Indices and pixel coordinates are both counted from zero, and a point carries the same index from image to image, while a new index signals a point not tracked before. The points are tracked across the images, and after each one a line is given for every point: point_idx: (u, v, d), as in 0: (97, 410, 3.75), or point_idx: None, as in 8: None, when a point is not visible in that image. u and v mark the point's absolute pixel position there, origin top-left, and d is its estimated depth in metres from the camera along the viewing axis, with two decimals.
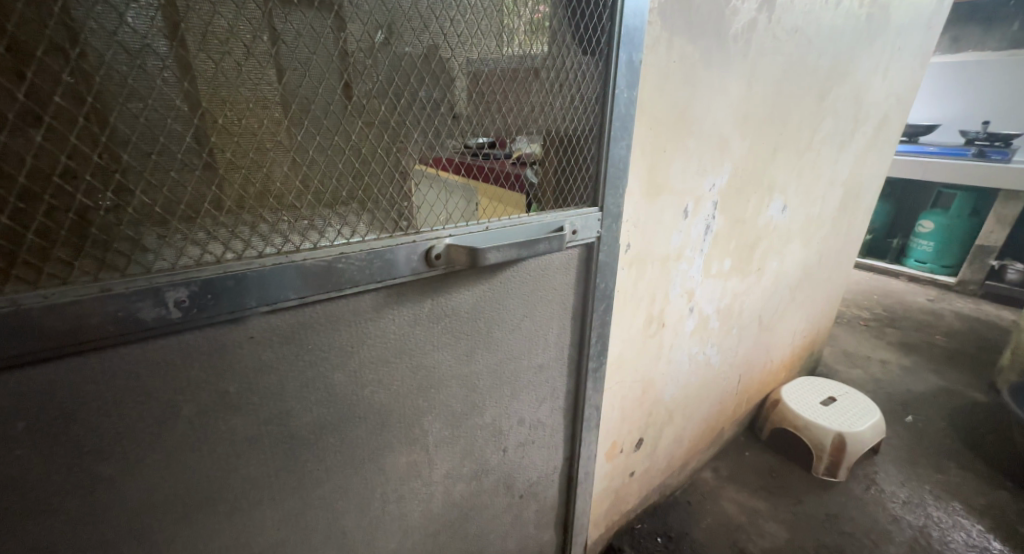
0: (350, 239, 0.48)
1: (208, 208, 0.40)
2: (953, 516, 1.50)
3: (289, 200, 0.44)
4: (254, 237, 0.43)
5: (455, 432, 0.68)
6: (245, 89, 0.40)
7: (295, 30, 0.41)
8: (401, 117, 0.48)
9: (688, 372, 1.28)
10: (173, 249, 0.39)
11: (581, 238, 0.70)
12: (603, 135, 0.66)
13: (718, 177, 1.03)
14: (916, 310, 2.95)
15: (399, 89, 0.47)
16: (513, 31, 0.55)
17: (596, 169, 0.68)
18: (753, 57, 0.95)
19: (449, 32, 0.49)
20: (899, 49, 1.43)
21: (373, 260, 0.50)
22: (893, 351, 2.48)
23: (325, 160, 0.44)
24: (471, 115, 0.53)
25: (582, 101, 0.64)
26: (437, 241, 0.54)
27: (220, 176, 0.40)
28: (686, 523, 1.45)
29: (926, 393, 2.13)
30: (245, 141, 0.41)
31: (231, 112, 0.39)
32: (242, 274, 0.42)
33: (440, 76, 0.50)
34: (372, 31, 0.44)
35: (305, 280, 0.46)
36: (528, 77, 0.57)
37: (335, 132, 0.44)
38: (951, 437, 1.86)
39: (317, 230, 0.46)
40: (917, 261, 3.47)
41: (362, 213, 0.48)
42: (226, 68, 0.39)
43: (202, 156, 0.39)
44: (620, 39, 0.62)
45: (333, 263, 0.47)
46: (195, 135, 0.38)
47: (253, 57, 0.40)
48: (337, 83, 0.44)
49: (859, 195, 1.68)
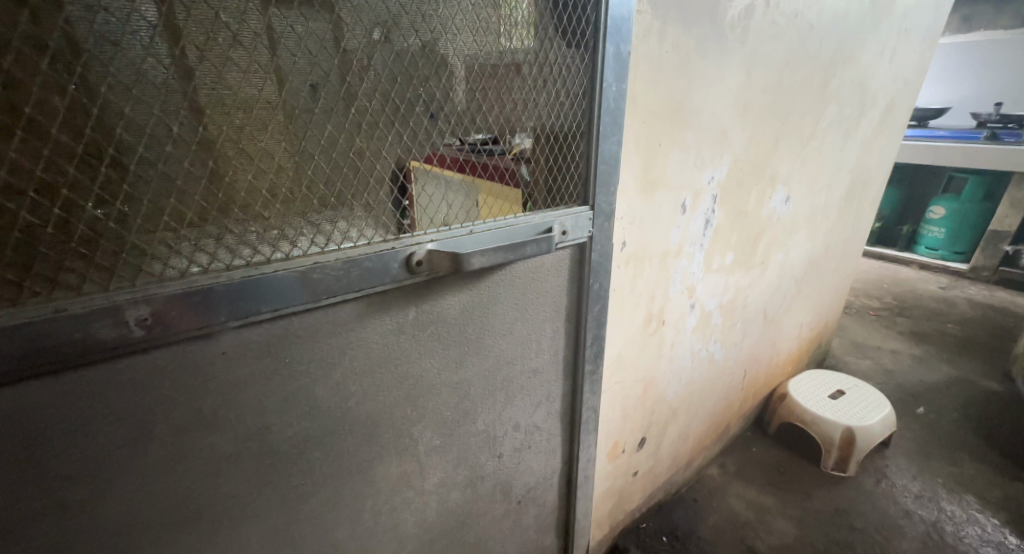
0: (326, 248, 0.46)
1: (168, 222, 0.38)
2: (967, 510, 1.47)
3: (257, 209, 0.42)
4: (220, 249, 0.41)
5: (447, 440, 0.67)
6: (201, 93, 0.38)
7: (258, 29, 0.39)
8: (376, 118, 0.46)
9: (691, 369, 1.26)
10: (134, 265, 0.38)
11: (572, 239, 0.68)
12: (592, 132, 0.64)
13: (716, 170, 1.00)
14: (928, 298, 2.90)
15: (370, 89, 0.45)
16: (492, 24, 0.53)
17: (586, 168, 0.66)
18: (751, 45, 0.92)
19: (422, 28, 0.47)
20: (906, 30, 1.38)
21: (351, 268, 0.48)
22: (904, 341, 2.44)
23: (293, 166, 0.43)
24: (450, 115, 0.51)
25: (569, 96, 0.61)
26: (419, 246, 0.52)
27: (179, 187, 0.38)
28: (693, 521, 1.43)
29: (938, 383, 2.09)
30: (204, 148, 0.39)
31: (185, 119, 0.38)
32: (210, 289, 0.40)
33: (417, 74, 0.48)
34: (338, 28, 0.42)
35: (278, 292, 0.44)
36: (510, 72, 0.55)
37: (302, 136, 0.42)
38: (964, 428, 1.83)
39: (289, 239, 0.44)
40: (928, 248, 3.41)
41: (338, 220, 0.47)
42: (177, 72, 0.37)
43: (158, 167, 0.37)
44: (606, 30, 0.59)
45: (308, 274, 0.45)
46: (149, 144, 0.36)
47: (208, 60, 0.38)
48: (301, 84, 0.42)
49: (866, 183, 1.64)
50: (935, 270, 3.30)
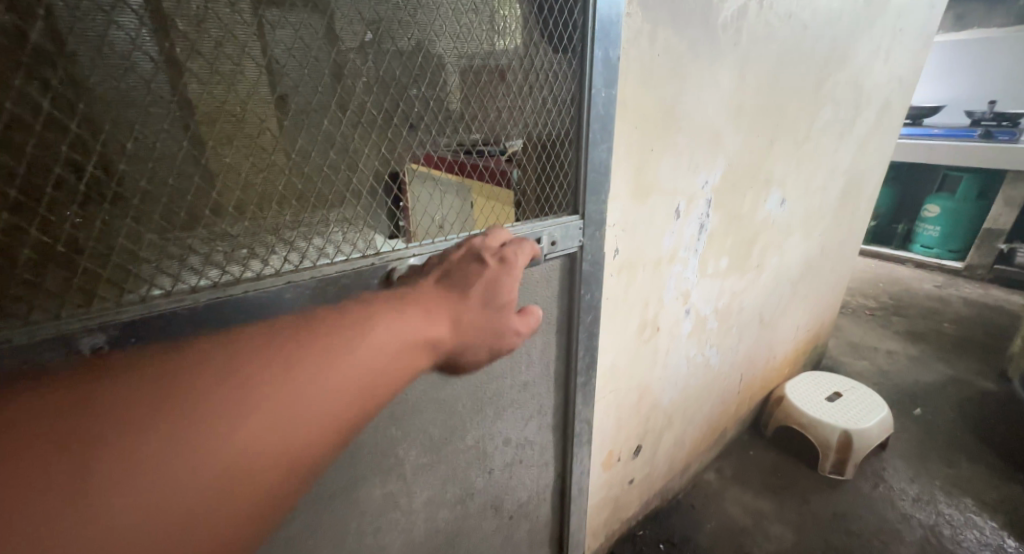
0: (300, 266, 0.44)
1: (125, 244, 0.36)
2: (965, 513, 1.46)
3: (222, 227, 0.40)
4: (183, 270, 0.39)
5: (434, 458, 0.65)
6: (156, 105, 0.36)
7: (218, 35, 0.37)
8: (351, 130, 0.44)
9: (687, 375, 1.24)
10: (88, 291, 0.36)
11: (561, 249, 0.65)
12: (581, 138, 0.62)
13: (710, 174, 0.98)
14: (923, 297, 2.90)
15: (345, 100, 0.43)
16: (474, 29, 0.51)
17: (575, 176, 0.64)
18: (744, 46, 0.90)
19: (398, 35, 0.45)
20: (900, 30, 1.37)
21: (327, 286, 0.46)
22: (900, 340, 2.43)
23: (261, 182, 0.41)
24: (430, 125, 0.49)
25: (556, 103, 0.60)
26: (402, 260, 0.50)
27: (135, 207, 0.36)
28: (689, 528, 1.41)
29: (935, 383, 2.08)
30: (161, 166, 0.36)
31: (141, 134, 0.35)
32: (171, 314, 0.38)
33: (393, 81, 0.46)
34: (308, 36, 0.40)
35: (249, 315, 0.42)
36: (494, 79, 0.53)
37: (271, 150, 0.41)
38: (961, 429, 1.82)
39: (259, 258, 0.42)
40: (924, 247, 3.41)
41: (312, 237, 0.45)
42: (131, 84, 0.34)
43: (111, 186, 0.35)
44: (595, 35, 0.58)
45: (279, 297, 0.43)
46: (100, 162, 0.34)
47: (162, 69, 0.35)
48: (269, 95, 0.40)
49: (861, 183, 1.63)
50: (929, 268, 3.30)
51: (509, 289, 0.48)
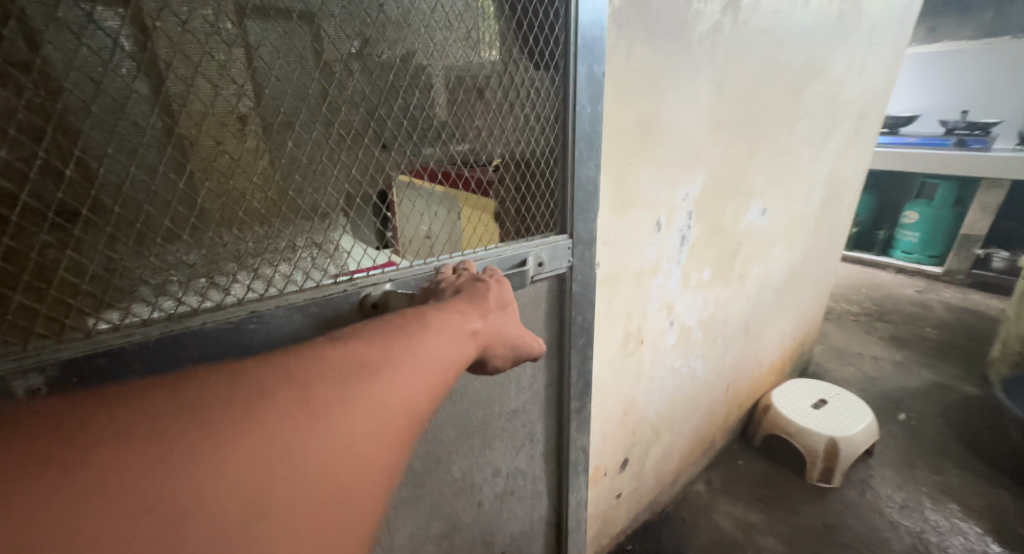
0: (264, 294, 0.46)
1: (66, 277, 0.37)
2: (951, 519, 1.47)
3: (175, 256, 0.41)
4: (135, 302, 0.41)
5: (413, 484, 0.63)
6: (100, 133, 0.36)
7: (166, 61, 0.38)
8: (313, 153, 0.45)
9: (673, 386, 1.23)
10: (26, 327, 0.37)
11: (550, 269, 0.67)
12: (567, 158, 0.63)
13: (691, 187, 0.99)
14: (906, 302, 2.94)
15: (309, 122, 0.44)
16: (448, 46, 0.52)
17: (561, 194, 0.65)
18: (721, 60, 0.91)
19: (366, 55, 0.47)
20: (873, 45, 1.41)
21: (295, 313, 0.48)
22: (884, 346, 2.46)
23: (220, 209, 0.42)
24: (404, 144, 0.51)
25: (539, 120, 0.61)
26: (377, 286, 0.52)
27: (77, 238, 0.37)
28: (680, 542, 1.39)
29: (919, 389, 2.10)
30: (110, 195, 0.37)
31: (90, 161, 0.36)
32: (119, 348, 0.40)
33: (359, 101, 0.47)
34: (268, 54, 0.42)
35: (207, 344, 0.44)
36: (472, 96, 0.54)
37: (231, 175, 0.42)
38: (945, 434, 1.84)
39: (219, 286, 0.44)
40: (904, 253, 3.46)
41: (278, 263, 0.47)
42: (74, 110, 0.35)
43: (50, 218, 0.36)
44: (578, 50, 0.59)
45: (243, 325, 0.45)
46: (34, 193, 0.35)
47: (108, 95, 0.36)
48: (229, 119, 0.41)
49: (840, 194, 1.65)
50: (910, 274, 3.36)
51: (511, 298, 0.52)
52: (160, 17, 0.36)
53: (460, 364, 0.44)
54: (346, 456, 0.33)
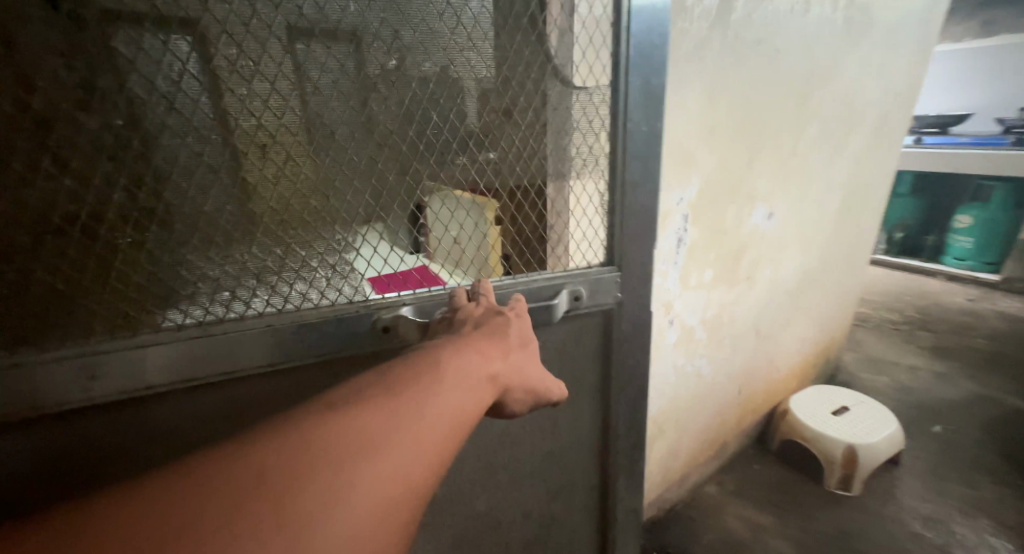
0: (283, 309, 0.58)
1: (116, 284, 0.50)
2: (980, 534, 1.41)
3: (201, 267, 0.53)
4: (170, 306, 0.53)
5: None
6: (141, 162, 0.48)
7: (192, 97, 0.48)
8: (325, 182, 0.56)
9: (676, 384, 1.27)
10: (89, 319, 0.50)
11: (590, 303, 0.76)
12: (617, 185, 0.72)
13: (685, 192, 1.04)
14: (954, 311, 2.78)
15: (324, 153, 0.55)
16: (481, 59, 0.61)
17: (611, 218, 0.74)
18: (712, 73, 0.97)
19: (380, 84, 0.56)
20: (892, 46, 1.40)
21: (305, 330, 0.59)
22: (925, 356, 2.35)
23: (240, 231, 0.54)
24: (421, 169, 0.61)
25: (596, 146, 0.70)
26: (390, 308, 0.62)
27: (124, 252, 0.50)
28: (687, 539, 1.42)
29: (960, 402, 2.01)
30: (149, 220, 0.50)
31: (137, 188, 0.48)
32: (150, 343, 0.52)
33: (369, 130, 0.56)
34: (286, 86, 0.52)
35: (225, 348, 0.56)
36: (503, 119, 0.64)
37: (249, 199, 0.53)
38: (984, 448, 1.75)
39: (239, 299, 0.56)
40: (956, 259, 3.27)
41: (294, 281, 0.58)
42: (120, 142, 0.47)
43: (101, 231, 0.48)
44: (631, 63, 0.66)
45: (263, 334, 0.57)
46: (90, 214, 0.47)
47: (146, 127, 0.47)
48: (249, 146, 0.52)
49: (864, 196, 1.63)
50: (963, 281, 3.17)
51: (530, 335, 0.57)
52: (190, 62, 0.47)
53: (484, 403, 0.44)
54: (390, 482, 0.33)
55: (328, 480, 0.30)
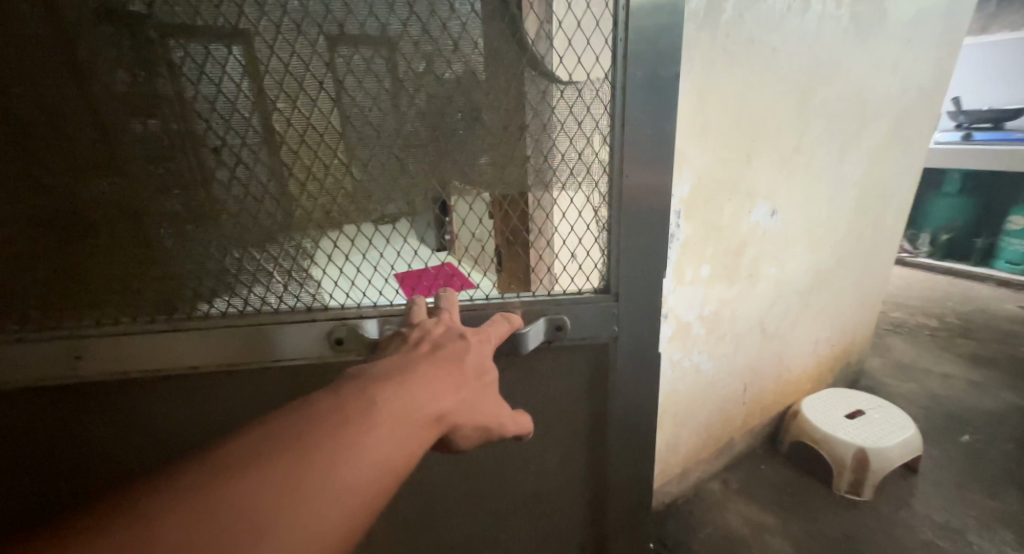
0: (239, 312, 0.64)
1: (100, 270, 0.59)
2: (997, 545, 1.36)
3: (168, 263, 0.61)
4: (143, 295, 0.61)
5: None
6: (113, 163, 0.55)
7: (154, 102, 0.54)
8: (280, 188, 0.60)
9: (671, 378, 1.30)
10: (79, 296, 0.60)
11: (575, 334, 0.72)
12: (614, 198, 0.66)
13: (677, 189, 1.07)
14: (1001, 318, 2.62)
15: (278, 162, 0.58)
16: (449, 57, 0.58)
17: (608, 234, 0.68)
18: (701, 73, 0.99)
19: (332, 90, 0.57)
20: (909, 41, 1.37)
21: (256, 333, 0.64)
22: (962, 364, 2.23)
23: (200, 231, 0.60)
24: (380, 176, 0.61)
25: (591, 147, 0.64)
26: (343, 320, 0.65)
27: (104, 243, 0.58)
28: (684, 532, 1.44)
29: (995, 412, 1.90)
30: (120, 218, 0.57)
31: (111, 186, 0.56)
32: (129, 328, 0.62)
33: (322, 137, 0.58)
34: (243, 93, 0.55)
35: (185, 341, 0.63)
36: (473, 125, 0.61)
37: (207, 203, 0.59)
38: (1016, 460, 1.67)
39: (203, 296, 0.63)
40: (1008, 263, 3.09)
41: (253, 282, 0.63)
42: (94, 143, 0.54)
43: (85, 221, 0.57)
44: (630, 55, 0.59)
45: (219, 333, 0.63)
46: (73, 206, 0.56)
47: (116, 132, 0.54)
48: (205, 152, 0.57)
49: (882, 196, 1.59)
50: (1015, 286, 2.97)
51: (488, 367, 0.55)
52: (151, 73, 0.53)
53: (425, 437, 0.44)
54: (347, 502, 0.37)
55: (296, 500, 0.34)
